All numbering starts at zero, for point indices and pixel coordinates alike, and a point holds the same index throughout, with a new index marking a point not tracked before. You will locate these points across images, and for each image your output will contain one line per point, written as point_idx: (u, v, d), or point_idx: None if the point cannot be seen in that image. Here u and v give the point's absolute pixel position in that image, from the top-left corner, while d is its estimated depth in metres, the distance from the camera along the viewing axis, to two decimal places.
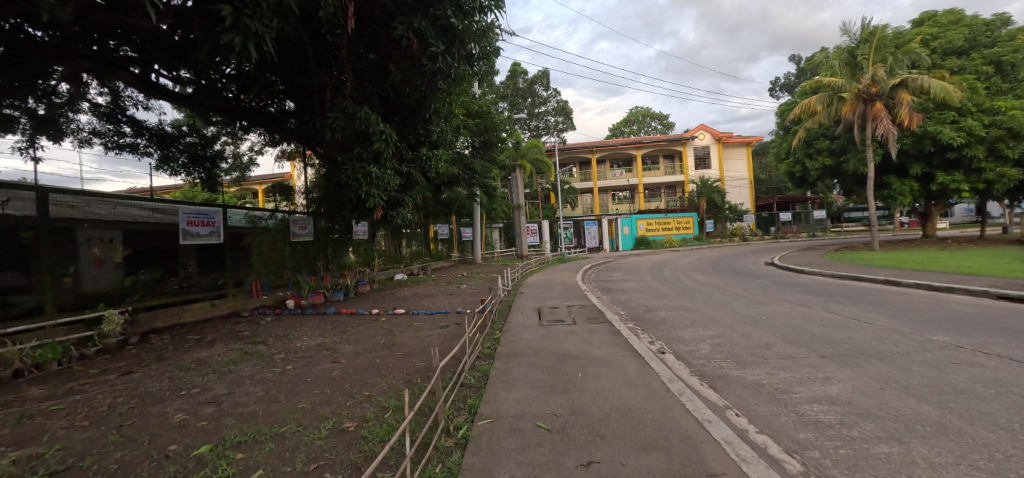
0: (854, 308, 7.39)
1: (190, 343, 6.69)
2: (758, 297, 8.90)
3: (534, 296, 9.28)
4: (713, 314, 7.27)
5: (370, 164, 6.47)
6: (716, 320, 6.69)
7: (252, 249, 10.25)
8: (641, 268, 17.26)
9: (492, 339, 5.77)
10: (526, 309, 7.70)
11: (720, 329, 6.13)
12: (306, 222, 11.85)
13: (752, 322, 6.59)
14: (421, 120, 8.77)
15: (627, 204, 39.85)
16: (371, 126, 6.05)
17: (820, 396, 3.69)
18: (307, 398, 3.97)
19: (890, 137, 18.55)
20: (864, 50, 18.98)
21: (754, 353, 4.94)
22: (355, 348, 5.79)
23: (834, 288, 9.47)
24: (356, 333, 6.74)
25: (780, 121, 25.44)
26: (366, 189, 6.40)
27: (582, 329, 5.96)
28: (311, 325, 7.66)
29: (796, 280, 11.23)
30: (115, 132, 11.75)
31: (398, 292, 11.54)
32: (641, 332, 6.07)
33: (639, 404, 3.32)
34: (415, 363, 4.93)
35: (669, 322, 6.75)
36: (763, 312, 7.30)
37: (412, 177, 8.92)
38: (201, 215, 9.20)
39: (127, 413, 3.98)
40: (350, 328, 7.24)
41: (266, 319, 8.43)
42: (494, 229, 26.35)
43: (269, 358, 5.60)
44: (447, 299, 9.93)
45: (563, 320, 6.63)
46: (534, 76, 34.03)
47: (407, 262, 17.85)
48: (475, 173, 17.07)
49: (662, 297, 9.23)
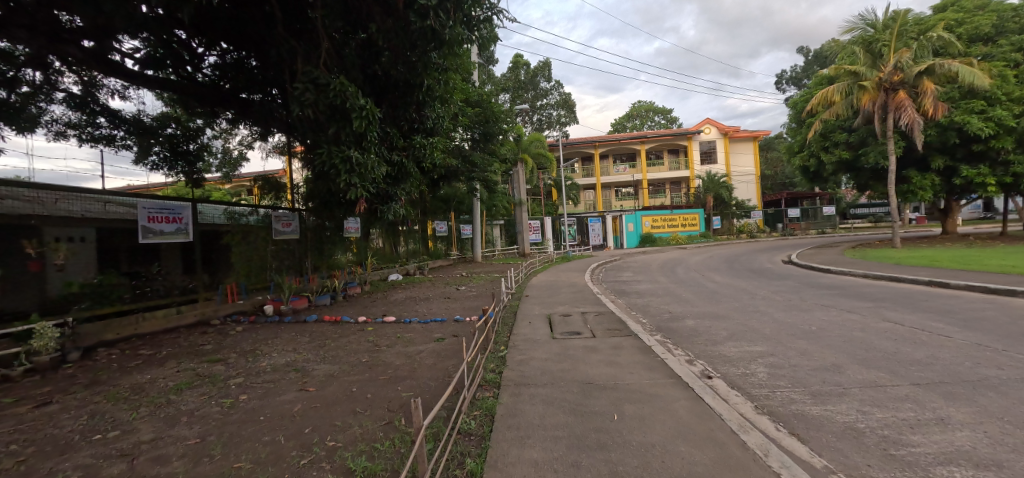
0: (915, 316, 6.36)
1: (138, 360, 5.66)
2: (794, 301, 7.90)
3: (542, 301, 8.26)
4: (751, 323, 6.27)
5: (349, 146, 5.45)
6: (758, 332, 5.68)
7: (231, 248, 9.42)
8: (651, 267, 16.26)
9: (497, 360, 4.76)
10: (534, 317, 6.67)
11: (770, 345, 5.11)
12: (291, 219, 10.79)
13: (802, 334, 5.57)
14: (413, 103, 7.79)
15: (632, 200, 38.84)
16: (349, 100, 5.00)
17: (953, 452, 2.68)
18: (252, 451, 2.96)
19: (915, 127, 17.49)
20: (884, 37, 17.83)
21: (826, 380, 3.94)
22: (330, 369, 4.79)
23: (876, 291, 8.45)
24: (335, 348, 5.72)
25: (793, 114, 24.41)
26: (346, 177, 5.39)
27: (605, 344, 4.95)
28: (287, 336, 6.64)
29: (828, 281, 10.20)
30: (87, 123, 10.63)
31: (391, 295, 10.51)
32: (673, 348, 5.05)
33: (713, 473, 2.32)
34: (401, 392, 3.94)
35: (703, 334, 5.75)
36: (810, 321, 6.29)
37: (404, 167, 7.90)
38: (165, 210, 8.06)
39: (8, 471, 2.95)
40: (329, 340, 6.22)
41: (238, 328, 7.41)
42: (495, 227, 25.27)
43: (223, 383, 4.58)
44: (443, 303, 8.91)
45: (579, 332, 5.63)
46: (536, 67, 32.99)
47: (402, 261, 16.82)
48: (474, 166, 16.03)
49: (685, 301, 8.23)
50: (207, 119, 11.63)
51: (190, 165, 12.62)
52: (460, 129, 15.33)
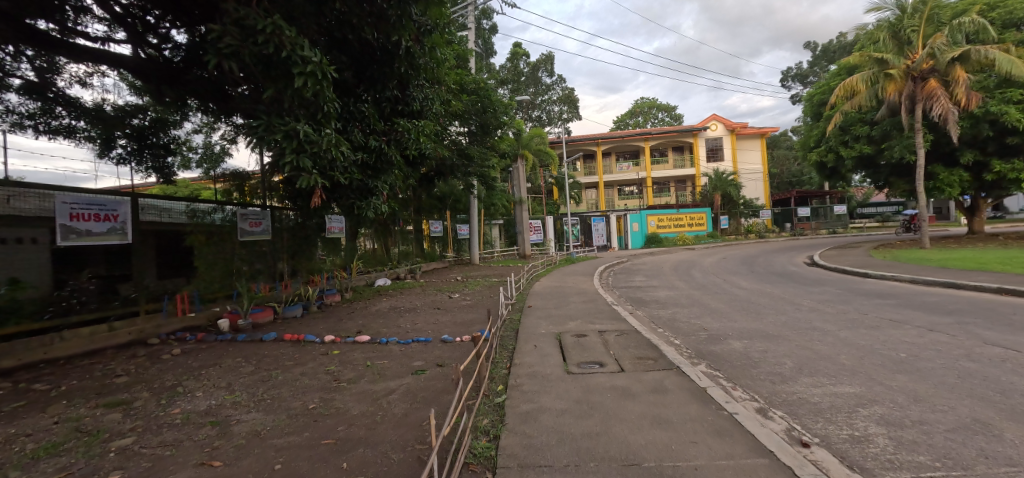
0: (1021, 337, 5.01)
1: (21, 402, 4.30)
2: (851, 313, 6.56)
3: (547, 314, 6.93)
4: (819, 347, 4.90)
5: (296, 118, 4.19)
6: (834, 362, 4.35)
7: (195, 250, 8.38)
8: (664, 270, 14.94)
9: (492, 410, 3.40)
10: (541, 339, 5.31)
11: (863, 384, 3.76)
12: (260, 218, 9.71)
13: (893, 365, 4.24)
14: (392, 75, 6.60)
15: (636, 199, 37.52)
16: (288, 51, 3.66)
17: None
18: None
19: (949, 118, 16.11)
20: (913, 21, 16.55)
21: (988, 456, 2.60)
22: (259, 426, 3.45)
23: (944, 301, 7.11)
24: (281, 385, 4.36)
25: (809, 107, 23.12)
26: (287, 159, 4.08)
27: (642, 386, 3.59)
28: (230, 362, 5.31)
29: (873, 288, 8.87)
30: (44, 113, 8.77)
31: (374, 304, 9.15)
32: (733, 390, 3.69)
33: None
34: (343, 475, 2.57)
35: (762, 363, 4.42)
36: (890, 344, 4.95)
37: (383, 152, 6.83)
38: (90, 207, 6.68)
39: None
40: (279, 370, 4.88)
41: (176, 350, 6.04)
42: (494, 227, 23.86)
43: (103, 447, 3.21)
44: (432, 316, 7.56)
45: (601, 363, 4.26)
46: (537, 60, 31.80)
47: (392, 264, 15.51)
48: (471, 160, 14.75)
49: (717, 313, 6.93)
50: (185, 114, 9.73)
51: (162, 161, 10.60)
52: (454, 120, 13.96)
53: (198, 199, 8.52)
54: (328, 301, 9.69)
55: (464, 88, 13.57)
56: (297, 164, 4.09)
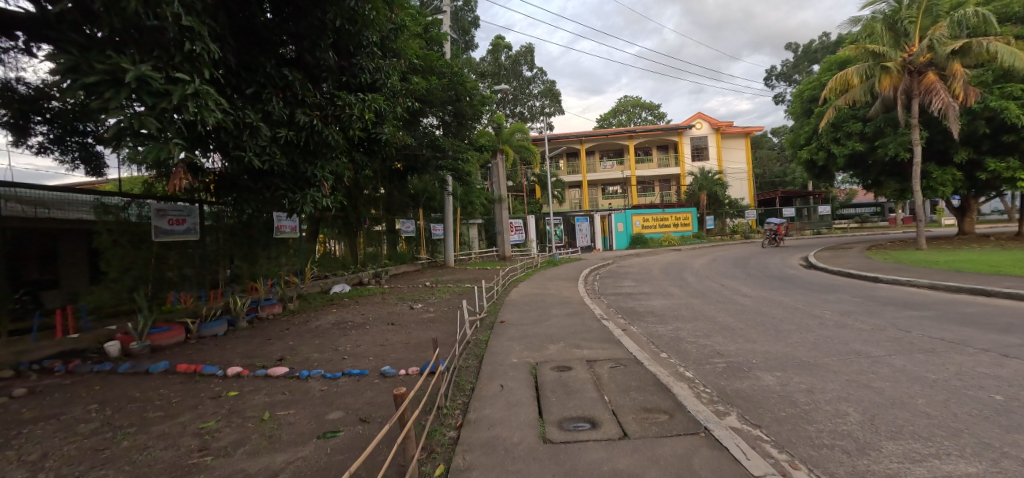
0: None
1: None
2: (889, 330, 5.43)
3: (521, 333, 5.59)
4: (879, 384, 3.65)
5: (140, 61, 3.06)
6: (918, 414, 3.09)
7: (104, 253, 7.01)
8: (653, 274, 13.84)
9: None
10: (510, 376, 3.94)
11: (985, 459, 2.50)
12: (184, 214, 8.21)
13: (1000, 418, 2.99)
14: (325, 30, 5.34)
15: (620, 199, 36.52)
16: None
17: None
18: None
19: (949, 112, 15.32)
20: (910, 12, 15.76)
21: None
22: None
23: (989, 314, 6.04)
24: (111, 462, 2.88)
25: (798, 104, 22.36)
26: (114, 116, 2.90)
27: (658, 475, 2.24)
28: (74, 415, 3.79)
29: (893, 296, 7.82)
30: None
31: (317, 318, 7.64)
32: (797, 473, 2.38)
33: None
34: None
35: (816, 414, 3.14)
36: (967, 377, 3.76)
37: (318, 131, 5.52)
38: None
39: None
40: (130, 430, 3.42)
41: (23, 389, 4.51)
42: (472, 226, 22.23)
43: None
44: (381, 335, 6.14)
45: (593, 421, 2.92)
46: (518, 52, 30.38)
47: (355, 267, 13.91)
48: (443, 153, 13.33)
49: (728, 330, 5.70)
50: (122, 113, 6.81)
51: (90, 149, 8.06)
52: (421, 108, 12.49)
53: (107, 191, 7.21)
54: (265, 314, 8.08)
55: (434, 71, 12.06)
56: (131, 125, 2.90)
